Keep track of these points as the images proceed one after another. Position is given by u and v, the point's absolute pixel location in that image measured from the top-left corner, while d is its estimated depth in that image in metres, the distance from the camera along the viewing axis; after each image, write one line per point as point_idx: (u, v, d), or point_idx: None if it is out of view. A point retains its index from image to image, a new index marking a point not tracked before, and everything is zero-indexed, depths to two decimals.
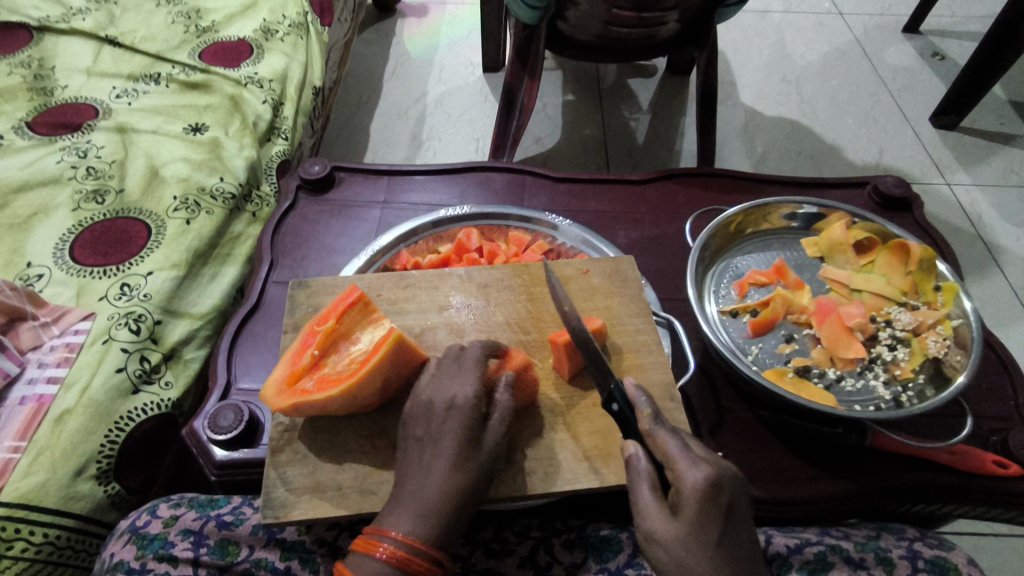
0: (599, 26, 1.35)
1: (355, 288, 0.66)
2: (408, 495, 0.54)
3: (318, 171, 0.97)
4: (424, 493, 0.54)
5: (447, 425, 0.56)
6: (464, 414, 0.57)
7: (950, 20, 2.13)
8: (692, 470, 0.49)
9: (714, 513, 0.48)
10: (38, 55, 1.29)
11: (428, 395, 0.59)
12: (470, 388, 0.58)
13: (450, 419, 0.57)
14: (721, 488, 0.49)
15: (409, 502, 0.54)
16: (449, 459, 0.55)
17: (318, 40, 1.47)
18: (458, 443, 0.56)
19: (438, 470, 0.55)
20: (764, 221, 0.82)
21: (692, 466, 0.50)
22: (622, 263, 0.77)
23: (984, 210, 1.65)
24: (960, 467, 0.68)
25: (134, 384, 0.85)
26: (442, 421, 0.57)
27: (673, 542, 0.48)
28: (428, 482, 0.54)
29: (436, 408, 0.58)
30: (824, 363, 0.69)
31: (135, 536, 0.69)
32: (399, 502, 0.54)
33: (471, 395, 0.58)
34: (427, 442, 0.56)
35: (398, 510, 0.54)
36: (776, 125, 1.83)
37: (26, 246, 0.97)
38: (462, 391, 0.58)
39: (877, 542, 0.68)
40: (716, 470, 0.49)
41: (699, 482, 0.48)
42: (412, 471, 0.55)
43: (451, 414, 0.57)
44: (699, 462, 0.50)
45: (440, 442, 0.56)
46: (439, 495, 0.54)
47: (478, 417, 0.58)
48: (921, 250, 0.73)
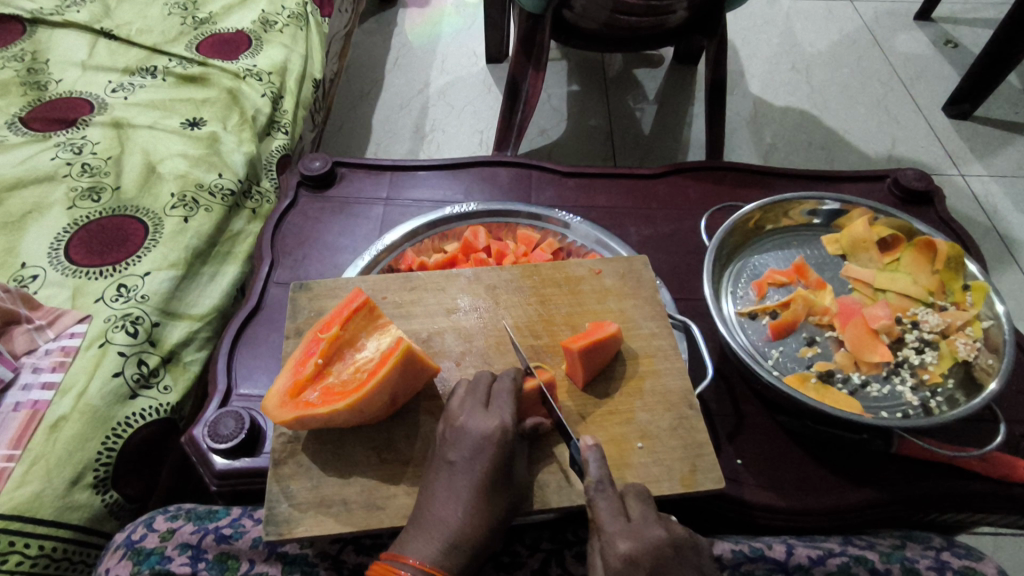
0: (605, 14, 1.31)
1: (359, 293, 0.63)
2: (431, 522, 0.52)
3: (319, 167, 0.94)
4: (450, 523, 0.51)
5: (482, 455, 0.54)
6: (502, 445, 0.54)
7: (963, 6, 2.08)
8: (610, 544, 0.48)
9: None
10: (32, 48, 1.26)
11: (461, 419, 0.56)
12: (508, 418, 0.55)
13: (487, 449, 0.54)
14: (640, 564, 0.47)
15: (433, 532, 0.51)
16: (478, 489, 0.53)
17: (318, 31, 1.43)
18: (491, 474, 0.53)
19: (466, 498, 0.52)
20: (782, 218, 0.79)
21: (613, 539, 0.48)
22: (635, 263, 0.74)
23: (1000, 202, 1.61)
24: (990, 475, 0.65)
25: (131, 389, 0.82)
26: (477, 450, 0.54)
27: None
28: (457, 512, 0.52)
29: (471, 435, 0.54)
30: (848, 367, 0.67)
31: (131, 551, 0.67)
32: (424, 530, 0.51)
33: (509, 426, 0.55)
34: (457, 468, 0.53)
35: (421, 538, 0.51)
36: (786, 116, 1.79)
37: (19, 246, 0.94)
38: (503, 421, 0.55)
39: (903, 552, 0.66)
40: (633, 544, 0.48)
41: (617, 556, 0.47)
42: (438, 498, 0.53)
43: (488, 443, 0.54)
44: (620, 536, 0.48)
45: (472, 471, 0.53)
46: (465, 527, 0.52)
47: (511, 448, 0.55)
48: (949, 247, 0.70)
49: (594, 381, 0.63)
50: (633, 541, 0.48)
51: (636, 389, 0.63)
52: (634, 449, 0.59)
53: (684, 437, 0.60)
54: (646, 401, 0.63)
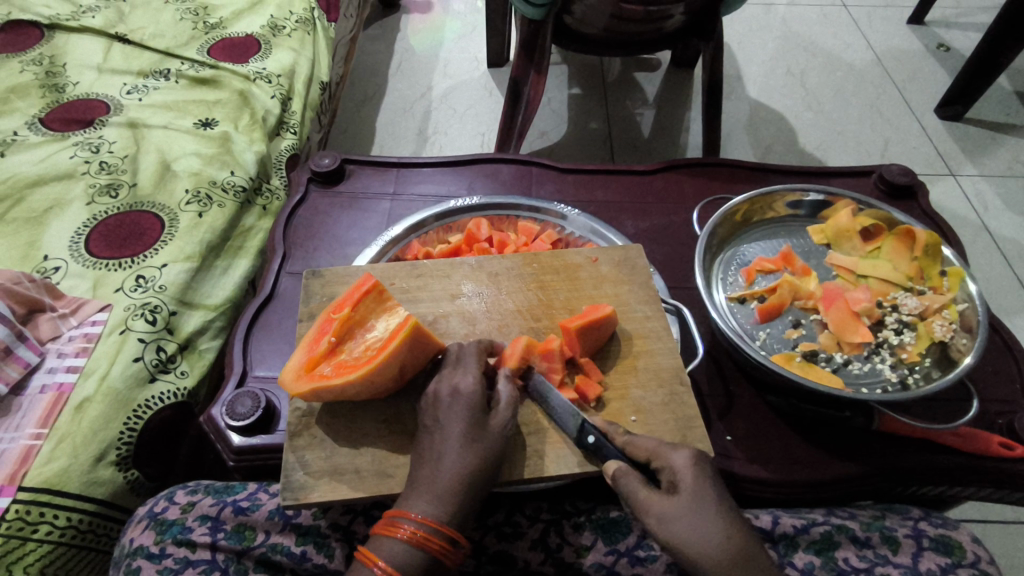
0: (605, 20, 1.36)
1: (369, 277, 0.67)
2: (421, 480, 0.56)
3: (329, 164, 0.98)
4: (438, 479, 0.55)
5: (454, 413, 0.58)
6: (469, 402, 0.58)
7: (954, 11, 2.13)
8: (672, 456, 0.55)
9: (705, 484, 0.53)
10: (50, 52, 1.31)
11: (433, 385, 0.60)
12: (473, 377, 0.60)
13: (456, 407, 0.58)
14: (703, 464, 0.55)
15: (424, 488, 0.55)
16: (458, 443, 0.56)
17: (325, 36, 1.48)
18: (468, 428, 0.57)
19: (449, 454, 0.56)
20: (768, 210, 0.83)
21: (673, 452, 0.56)
22: (630, 252, 0.78)
23: (990, 201, 1.65)
24: (965, 449, 0.69)
25: (150, 373, 0.86)
26: (447, 407, 0.58)
27: (675, 515, 0.52)
28: (441, 466, 0.56)
29: (442, 396, 0.59)
30: (831, 347, 0.70)
31: (153, 522, 0.71)
32: (416, 488, 0.55)
33: (473, 384, 0.59)
34: (435, 428, 0.58)
35: (415, 495, 0.55)
36: (780, 118, 1.84)
37: (42, 239, 0.98)
38: (465, 380, 0.60)
39: (882, 521, 0.69)
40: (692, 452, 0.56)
41: (685, 460, 0.55)
42: (425, 458, 0.57)
43: (457, 400, 0.59)
44: (678, 449, 0.56)
45: (449, 427, 0.57)
46: (453, 481, 0.55)
47: (482, 405, 0.59)
48: (927, 235, 0.74)
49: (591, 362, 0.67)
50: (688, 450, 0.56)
51: (630, 367, 0.67)
52: (628, 422, 0.63)
53: (676, 411, 0.64)
54: (640, 378, 0.66)
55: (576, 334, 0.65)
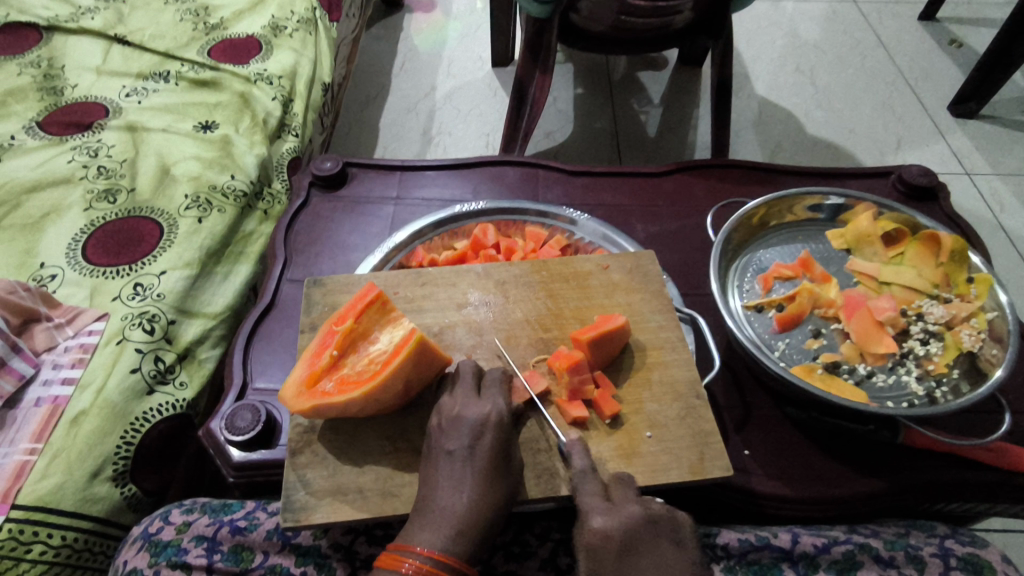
0: (612, 16, 1.33)
1: (373, 287, 0.64)
2: (438, 511, 0.53)
3: (331, 167, 0.95)
4: (458, 510, 0.53)
5: (483, 440, 0.56)
6: (497, 429, 0.57)
7: (967, 7, 2.09)
8: (588, 521, 0.53)
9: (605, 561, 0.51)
10: (48, 54, 1.29)
11: (456, 408, 0.58)
12: (502, 405, 0.59)
13: (485, 434, 0.56)
14: (612, 538, 0.52)
15: (439, 519, 0.52)
16: (482, 474, 0.55)
17: (327, 36, 1.45)
18: (492, 459, 0.56)
19: (471, 486, 0.54)
20: (786, 214, 0.80)
21: (591, 516, 0.53)
22: (643, 258, 0.75)
23: (1006, 200, 1.61)
24: (995, 465, 0.66)
25: (149, 385, 0.84)
26: (474, 435, 0.56)
27: None
28: (462, 498, 0.53)
29: (468, 422, 0.57)
30: (854, 358, 0.67)
31: (148, 543, 0.68)
32: (430, 519, 0.53)
33: (504, 413, 0.58)
34: (458, 455, 0.55)
35: (429, 526, 0.52)
36: (790, 116, 1.80)
37: (39, 246, 0.96)
38: (494, 410, 0.58)
39: (907, 539, 0.66)
40: (607, 521, 0.52)
41: (591, 533, 0.53)
42: (442, 487, 0.54)
43: (485, 428, 0.57)
44: (594, 513, 0.53)
45: (475, 456, 0.55)
46: (470, 512, 0.53)
47: (507, 433, 0.58)
48: (953, 240, 0.71)
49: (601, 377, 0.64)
50: (607, 518, 0.53)
51: (644, 380, 0.64)
52: (643, 438, 0.60)
53: (692, 426, 0.61)
54: (654, 391, 0.64)
55: (590, 349, 0.63)
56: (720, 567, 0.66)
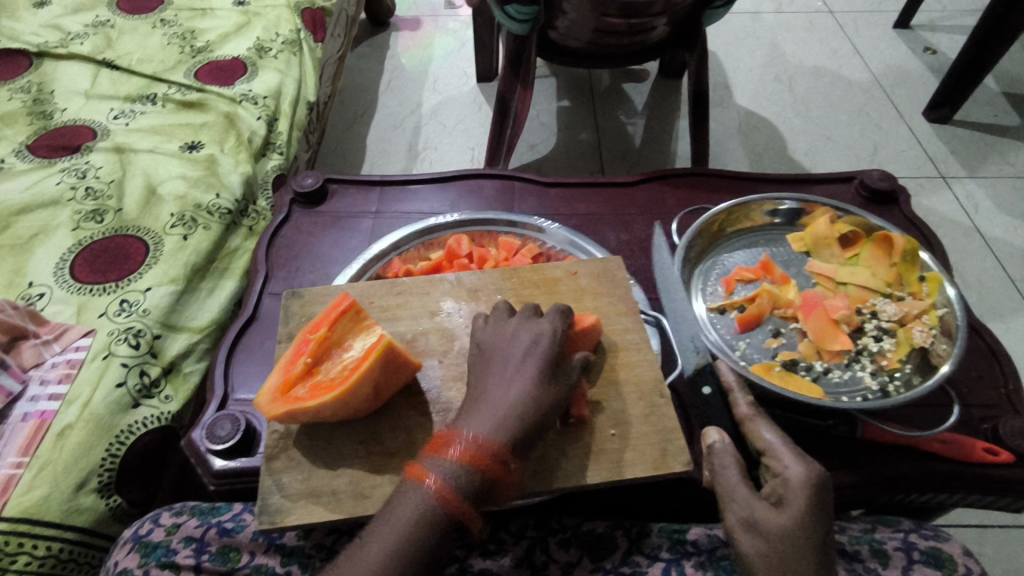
0: (588, 33, 1.37)
1: (345, 297, 0.67)
2: (485, 407, 0.56)
3: (311, 184, 0.99)
4: (504, 406, 0.55)
5: (524, 344, 0.60)
6: (552, 338, 0.60)
7: (939, 15, 2.15)
8: (788, 470, 0.57)
9: (815, 510, 0.54)
10: (38, 80, 1.32)
11: (517, 323, 0.62)
12: (558, 318, 0.62)
13: (540, 340, 0.60)
14: (823, 489, 0.56)
15: (486, 412, 0.55)
16: (533, 375, 0.57)
17: (311, 56, 1.49)
18: (545, 364, 0.58)
19: (521, 385, 0.57)
20: (746, 219, 0.83)
21: (796, 466, 0.56)
22: (610, 265, 0.78)
23: (981, 203, 1.65)
24: (951, 456, 0.68)
25: (134, 399, 0.86)
26: (531, 341, 0.60)
27: (778, 534, 0.53)
28: (509, 396, 0.56)
29: (525, 331, 0.61)
30: (811, 356, 0.70)
31: (138, 544, 0.70)
32: (478, 413, 0.56)
33: (559, 324, 0.62)
34: (512, 359, 0.59)
35: (475, 419, 0.55)
36: (768, 125, 1.85)
37: (28, 266, 0.99)
38: (551, 322, 0.62)
39: (872, 535, 0.69)
40: (816, 471, 0.56)
41: (802, 479, 0.55)
42: (492, 388, 0.57)
43: (542, 335, 0.60)
44: (798, 463, 0.57)
45: (526, 358, 0.59)
46: (511, 407, 0.55)
47: (554, 341, 0.60)
48: (905, 241, 0.74)
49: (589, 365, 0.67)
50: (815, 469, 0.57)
51: (610, 381, 0.67)
52: (608, 436, 0.63)
53: (656, 424, 0.64)
54: (619, 391, 0.66)
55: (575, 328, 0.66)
56: (689, 563, 0.67)
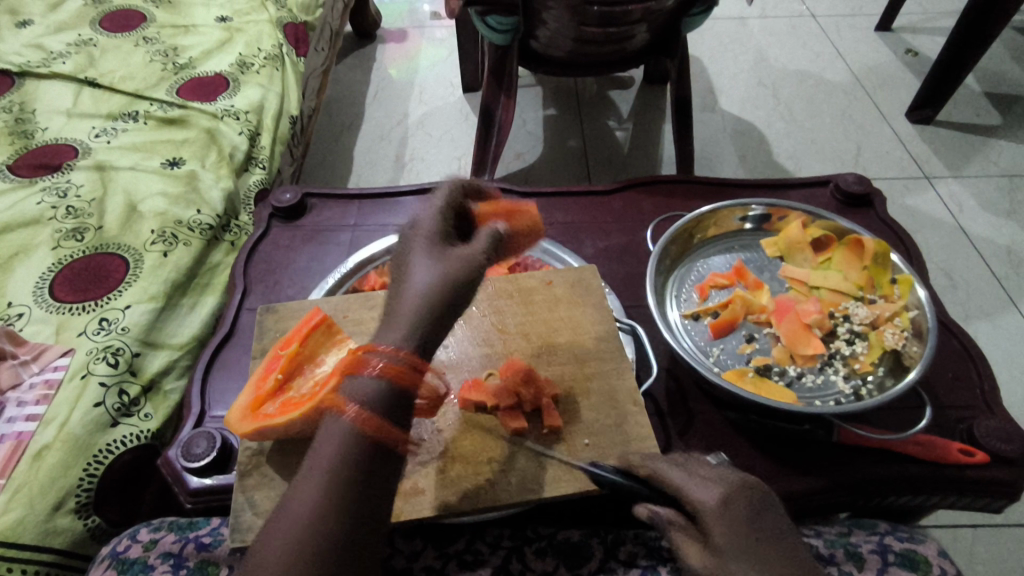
0: (569, 43, 1.38)
1: (317, 311, 0.68)
2: (397, 306, 0.53)
3: (290, 199, 0.99)
4: (412, 294, 0.52)
5: (415, 241, 0.57)
6: (438, 223, 0.58)
7: (920, 17, 2.17)
8: (700, 496, 0.51)
9: (742, 526, 0.49)
10: (20, 99, 1.32)
11: (410, 223, 0.60)
12: (438, 204, 0.61)
13: (422, 228, 0.58)
14: (737, 499, 0.50)
15: (398, 309, 0.52)
16: (428, 256, 0.55)
17: (294, 70, 1.50)
18: (436, 245, 0.56)
19: (422, 269, 0.54)
20: (720, 225, 0.83)
21: (700, 490, 0.51)
22: (585, 273, 0.78)
23: (965, 202, 1.66)
24: (926, 458, 0.68)
25: (112, 417, 0.86)
26: (420, 230, 0.58)
27: (722, 572, 0.47)
28: (416, 282, 0.53)
29: (416, 224, 0.59)
30: (784, 361, 0.70)
31: (115, 562, 0.70)
32: (392, 319, 0.52)
33: (441, 210, 0.60)
34: (412, 248, 0.57)
35: (389, 326, 0.52)
36: (753, 129, 1.86)
37: (7, 286, 0.99)
38: (433, 211, 0.60)
39: (848, 538, 0.69)
40: (726, 487, 0.51)
41: (713, 500, 0.50)
42: (402, 283, 0.54)
43: (427, 222, 0.59)
44: (706, 485, 0.51)
45: (419, 245, 0.56)
46: (417, 298, 0.52)
47: (444, 233, 0.58)
48: (876, 244, 0.74)
49: (562, 365, 0.69)
50: (723, 486, 0.51)
51: (583, 390, 0.67)
52: (581, 446, 0.63)
53: (629, 433, 0.64)
54: (592, 400, 0.66)
55: (506, 221, 0.66)
56: (665, 569, 0.67)
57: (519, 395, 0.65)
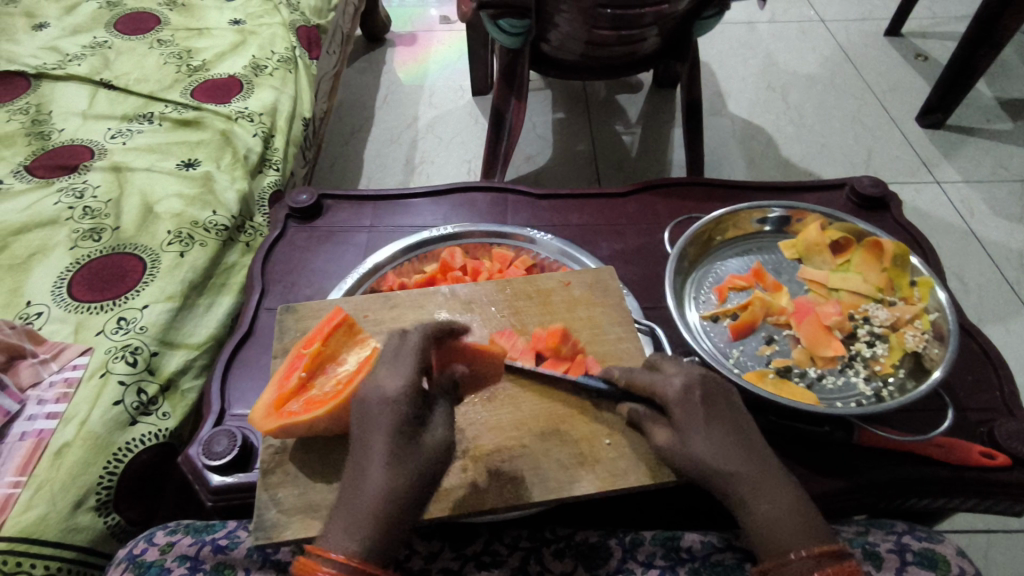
0: (580, 45, 1.38)
1: (339, 310, 0.68)
2: (345, 508, 0.52)
3: (306, 200, 0.99)
4: (362, 502, 0.51)
5: (378, 422, 0.53)
6: (399, 407, 0.53)
7: (930, 22, 2.17)
8: (664, 385, 0.59)
9: (695, 408, 0.57)
10: (36, 101, 1.33)
11: (366, 388, 0.55)
12: (402, 378, 0.55)
13: (383, 413, 0.53)
14: (693, 390, 0.58)
15: (346, 514, 0.52)
16: (385, 459, 0.52)
17: (307, 73, 1.50)
18: (395, 440, 0.53)
19: (377, 473, 0.52)
20: (738, 227, 0.83)
21: (664, 383, 0.59)
22: (602, 274, 0.78)
23: (976, 206, 1.66)
24: (947, 460, 0.68)
25: (131, 416, 0.86)
26: (378, 411, 0.54)
27: (683, 449, 0.56)
28: (369, 487, 0.51)
29: (375, 398, 0.54)
30: (804, 362, 0.70)
31: (132, 564, 0.70)
32: (344, 517, 0.52)
33: (405, 387, 0.54)
34: (367, 440, 0.53)
35: (341, 529, 0.51)
36: (762, 132, 1.86)
37: (26, 285, 0.99)
38: (394, 384, 0.55)
39: (865, 537, 0.69)
40: (685, 378, 0.59)
41: (675, 388, 0.58)
42: (356, 477, 0.53)
43: (387, 404, 0.54)
44: (669, 377, 0.60)
45: (376, 440, 0.53)
46: (372, 509, 0.51)
47: (411, 411, 0.54)
48: (895, 246, 0.74)
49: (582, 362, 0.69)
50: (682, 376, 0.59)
51: None
52: (603, 445, 0.63)
53: None
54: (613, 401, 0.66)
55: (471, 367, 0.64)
56: (684, 570, 0.67)
57: (543, 354, 0.70)
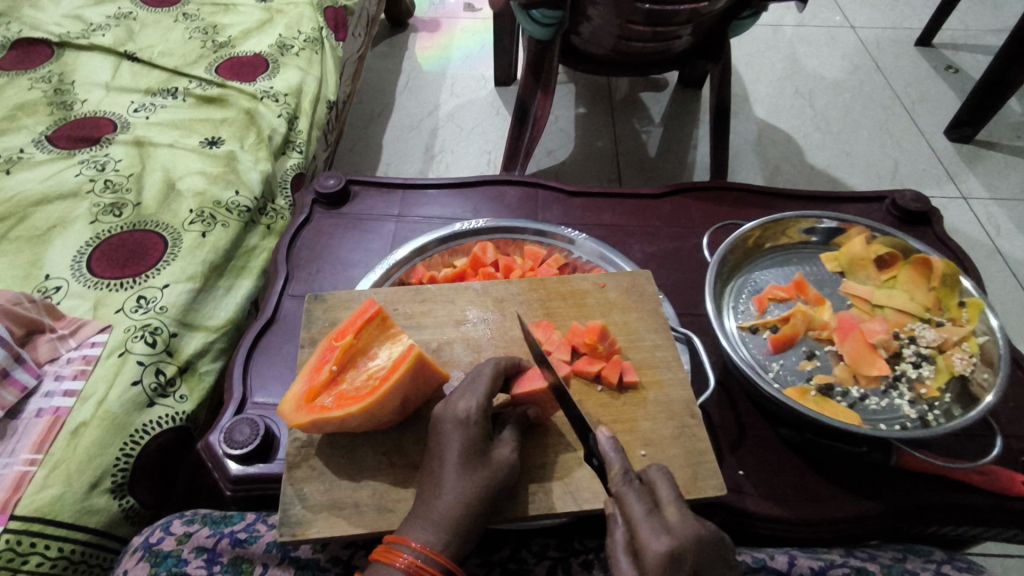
0: (612, 39, 1.35)
1: (373, 303, 0.65)
2: (420, 510, 0.53)
3: (334, 185, 0.97)
4: (438, 506, 0.53)
5: (453, 435, 0.55)
6: (470, 425, 0.56)
7: (963, 33, 2.13)
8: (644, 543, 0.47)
9: None
10: (59, 70, 1.31)
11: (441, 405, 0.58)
12: (475, 402, 0.57)
13: (456, 430, 0.55)
14: (682, 560, 0.45)
15: (424, 513, 0.53)
16: (456, 470, 0.54)
17: (332, 55, 1.48)
18: (467, 454, 0.55)
19: (450, 481, 0.54)
20: (781, 236, 0.81)
21: (652, 537, 0.47)
22: (639, 278, 0.76)
23: (1002, 224, 1.63)
24: (987, 488, 0.66)
25: (149, 398, 0.85)
26: (450, 430, 0.56)
27: None
28: (443, 497, 0.53)
29: (448, 414, 0.56)
30: (847, 380, 0.68)
31: (148, 553, 0.69)
32: (420, 514, 0.53)
33: (475, 408, 0.56)
34: (441, 451, 0.55)
35: (417, 520, 0.53)
36: (789, 138, 1.83)
37: (45, 258, 0.98)
38: (467, 405, 0.56)
39: (904, 564, 0.67)
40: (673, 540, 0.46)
41: (656, 551, 0.46)
42: (427, 485, 0.54)
43: (458, 424, 0.56)
44: (656, 533, 0.47)
45: (448, 452, 0.55)
46: (448, 513, 0.52)
47: (485, 432, 0.56)
48: (945, 265, 0.72)
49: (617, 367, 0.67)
50: (674, 537, 0.46)
51: (639, 399, 0.65)
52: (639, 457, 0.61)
53: (686, 445, 0.62)
54: (649, 410, 0.64)
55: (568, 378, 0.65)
56: None
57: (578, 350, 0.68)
